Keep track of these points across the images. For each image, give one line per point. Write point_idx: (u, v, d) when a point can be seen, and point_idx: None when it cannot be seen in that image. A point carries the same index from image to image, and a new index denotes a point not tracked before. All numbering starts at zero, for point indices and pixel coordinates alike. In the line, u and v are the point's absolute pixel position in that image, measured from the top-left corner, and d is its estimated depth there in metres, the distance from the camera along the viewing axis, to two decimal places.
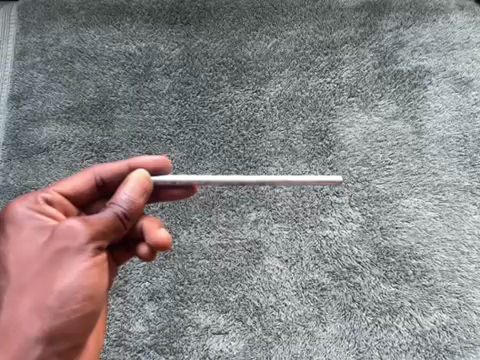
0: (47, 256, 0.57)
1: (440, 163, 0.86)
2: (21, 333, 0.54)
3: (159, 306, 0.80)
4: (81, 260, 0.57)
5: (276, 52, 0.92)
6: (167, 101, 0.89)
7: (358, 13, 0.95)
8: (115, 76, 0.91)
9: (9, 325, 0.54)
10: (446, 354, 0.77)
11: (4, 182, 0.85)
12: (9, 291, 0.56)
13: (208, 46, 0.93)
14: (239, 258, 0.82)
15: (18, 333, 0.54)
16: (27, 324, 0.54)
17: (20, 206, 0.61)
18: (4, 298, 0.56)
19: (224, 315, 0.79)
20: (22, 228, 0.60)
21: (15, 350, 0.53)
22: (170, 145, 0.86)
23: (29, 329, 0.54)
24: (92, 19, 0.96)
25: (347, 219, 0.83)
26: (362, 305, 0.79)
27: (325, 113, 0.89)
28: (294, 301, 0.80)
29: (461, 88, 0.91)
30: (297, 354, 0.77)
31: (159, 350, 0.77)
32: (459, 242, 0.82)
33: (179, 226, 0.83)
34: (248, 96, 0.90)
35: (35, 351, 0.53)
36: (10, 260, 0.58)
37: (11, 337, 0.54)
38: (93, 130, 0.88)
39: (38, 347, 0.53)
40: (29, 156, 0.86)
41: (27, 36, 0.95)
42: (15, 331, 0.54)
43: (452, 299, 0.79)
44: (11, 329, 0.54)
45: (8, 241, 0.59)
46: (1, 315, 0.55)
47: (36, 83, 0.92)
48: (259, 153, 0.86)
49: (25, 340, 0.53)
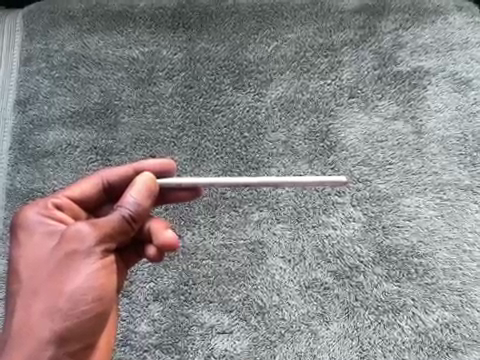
0: (57, 258, 0.59)
1: (441, 162, 0.87)
2: (33, 335, 0.58)
3: (163, 306, 0.81)
4: (89, 263, 0.59)
5: (277, 56, 0.93)
6: (170, 104, 0.91)
7: (358, 15, 0.95)
8: (119, 80, 0.93)
9: (21, 327, 0.58)
10: (449, 351, 0.78)
11: (12, 185, 0.87)
12: (23, 293, 0.59)
13: (210, 50, 0.94)
14: (242, 258, 0.83)
15: (30, 335, 0.58)
16: (38, 327, 0.58)
17: (32, 212, 0.64)
18: (17, 299, 0.59)
19: (227, 314, 0.80)
20: (34, 233, 0.62)
21: (29, 351, 0.57)
22: (173, 148, 0.88)
23: (42, 329, 0.58)
24: (96, 25, 0.97)
25: (349, 218, 0.84)
26: (364, 303, 0.80)
27: (325, 114, 0.90)
28: (297, 300, 0.81)
29: (460, 88, 0.91)
30: (300, 353, 0.78)
31: (164, 349, 0.79)
32: (460, 240, 0.83)
33: (183, 228, 0.84)
34: (249, 98, 0.91)
35: (48, 351, 0.57)
36: (22, 263, 0.61)
37: (25, 339, 0.58)
38: (97, 134, 0.90)
39: (50, 348, 0.57)
40: (36, 159, 0.89)
41: (32, 42, 0.96)
42: (28, 333, 0.58)
43: (455, 297, 0.80)
44: (25, 331, 0.58)
45: (20, 245, 0.62)
46: (16, 316, 0.59)
47: (41, 88, 0.93)
48: (262, 154, 0.88)
49: (39, 342, 0.57)
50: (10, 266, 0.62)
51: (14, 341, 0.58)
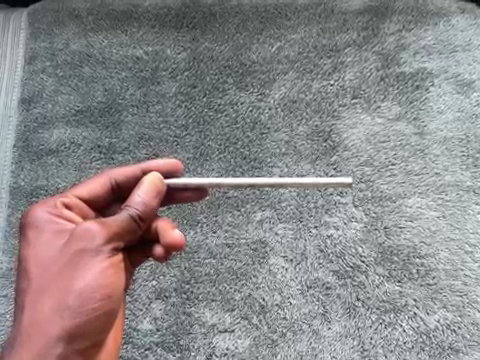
0: (66, 256, 0.60)
1: (443, 163, 0.87)
2: (42, 332, 0.58)
3: (165, 305, 0.81)
4: (98, 262, 0.59)
5: (280, 56, 0.94)
6: (173, 104, 0.92)
7: (361, 16, 0.96)
8: (123, 79, 0.93)
9: (30, 325, 0.58)
10: (450, 352, 0.78)
11: (15, 183, 0.88)
12: (32, 292, 0.60)
13: (214, 50, 0.95)
14: (245, 257, 0.83)
15: (40, 333, 0.58)
16: (48, 324, 0.58)
17: (41, 210, 0.64)
18: (27, 297, 0.60)
19: (229, 313, 0.80)
20: (43, 232, 0.63)
21: (38, 349, 0.57)
22: (176, 147, 0.89)
23: (51, 327, 0.58)
24: (100, 24, 0.97)
25: (351, 218, 0.84)
26: (366, 303, 0.80)
27: (328, 115, 0.90)
28: (299, 299, 0.81)
29: (462, 90, 0.91)
30: (302, 352, 0.78)
31: (166, 347, 0.79)
32: (462, 241, 0.83)
33: (185, 226, 0.85)
34: (252, 98, 0.91)
35: (57, 349, 0.57)
36: (31, 262, 0.61)
37: (34, 337, 0.58)
38: (101, 132, 0.90)
39: (58, 346, 0.57)
40: (39, 157, 0.89)
41: (37, 41, 0.97)
42: (38, 331, 0.58)
43: (456, 298, 0.80)
44: (34, 329, 0.58)
45: (29, 244, 0.62)
46: (25, 314, 0.59)
47: (46, 87, 0.94)
48: (264, 154, 0.88)
49: (48, 339, 0.57)
50: (19, 265, 0.63)
51: (24, 338, 0.58)
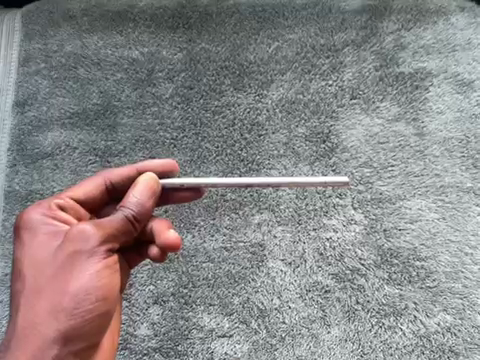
0: (61, 257, 0.58)
1: (443, 164, 0.86)
2: (38, 334, 0.57)
3: (163, 309, 0.80)
4: (94, 263, 0.58)
5: (278, 56, 0.93)
6: (170, 105, 0.90)
7: (359, 16, 0.95)
8: (119, 81, 0.92)
9: (25, 326, 0.57)
10: (450, 355, 0.77)
11: (10, 187, 0.87)
12: (27, 293, 0.58)
13: (210, 50, 0.93)
14: (243, 261, 0.82)
15: (35, 335, 0.57)
16: (43, 326, 0.57)
17: (36, 212, 0.63)
18: (22, 298, 0.58)
19: (228, 317, 0.79)
20: (38, 233, 0.62)
21: (33, 351, 0.56)
22: (173, 149, 0.88)
23: (47, 329, 0.57)
24: (95, 25, 0.96)
25: (350, 221, 0.83)
26: (365, 306, 0.79)
27: (327, 116, 0.89)
28: (298, 303, 0.80)
29: (462, 90, 0.90)
30: (301, 356, 0.78)
31: (164, 353, 0.78)
32: (462, 243, 0.82)
33: (183, 230, 0.84)
34: (250, 99, 0.90)
35: (52, 350, 0.56)
36: (27, 263, 0.60)
37: (29, 338, 0.57)
38: (97, 135, 0.89)
39: (54, 348, 0.56)
40: (34, 161, 0.88)
41: (31, 42, 0.95)
42: (33, 333, 0.57)
43: (456, 300, 0.79)
44: (29, 330, 0.57)
45: (24, 245, 0.61)
46: (20, 315, 0.58)
47: (40, 89, 0.93)
48: (262, 156, 0.87)
49: (43, 340, 0.56)
50: (14, 266, 0.61)
51: (19, 340, 0.57)
